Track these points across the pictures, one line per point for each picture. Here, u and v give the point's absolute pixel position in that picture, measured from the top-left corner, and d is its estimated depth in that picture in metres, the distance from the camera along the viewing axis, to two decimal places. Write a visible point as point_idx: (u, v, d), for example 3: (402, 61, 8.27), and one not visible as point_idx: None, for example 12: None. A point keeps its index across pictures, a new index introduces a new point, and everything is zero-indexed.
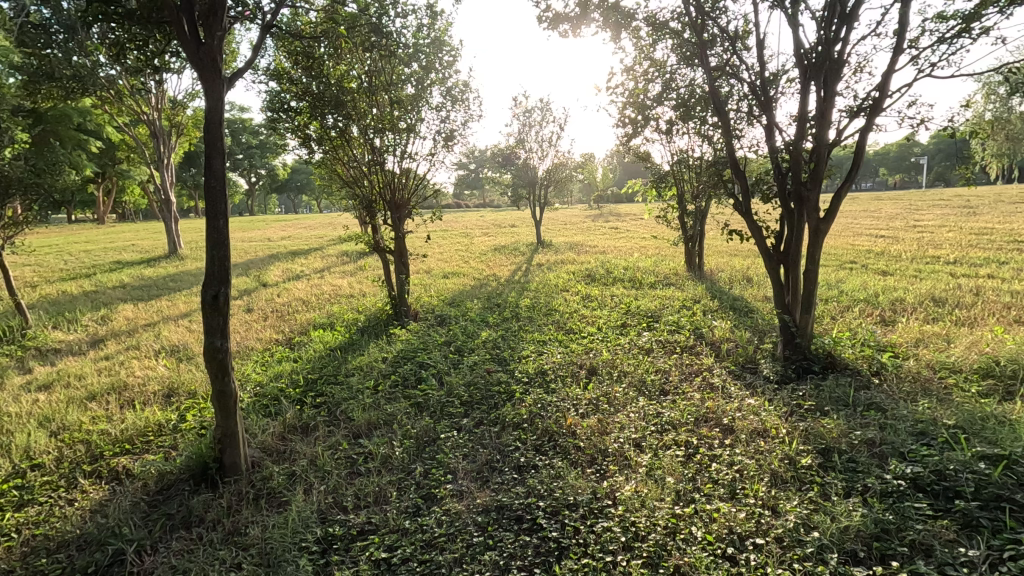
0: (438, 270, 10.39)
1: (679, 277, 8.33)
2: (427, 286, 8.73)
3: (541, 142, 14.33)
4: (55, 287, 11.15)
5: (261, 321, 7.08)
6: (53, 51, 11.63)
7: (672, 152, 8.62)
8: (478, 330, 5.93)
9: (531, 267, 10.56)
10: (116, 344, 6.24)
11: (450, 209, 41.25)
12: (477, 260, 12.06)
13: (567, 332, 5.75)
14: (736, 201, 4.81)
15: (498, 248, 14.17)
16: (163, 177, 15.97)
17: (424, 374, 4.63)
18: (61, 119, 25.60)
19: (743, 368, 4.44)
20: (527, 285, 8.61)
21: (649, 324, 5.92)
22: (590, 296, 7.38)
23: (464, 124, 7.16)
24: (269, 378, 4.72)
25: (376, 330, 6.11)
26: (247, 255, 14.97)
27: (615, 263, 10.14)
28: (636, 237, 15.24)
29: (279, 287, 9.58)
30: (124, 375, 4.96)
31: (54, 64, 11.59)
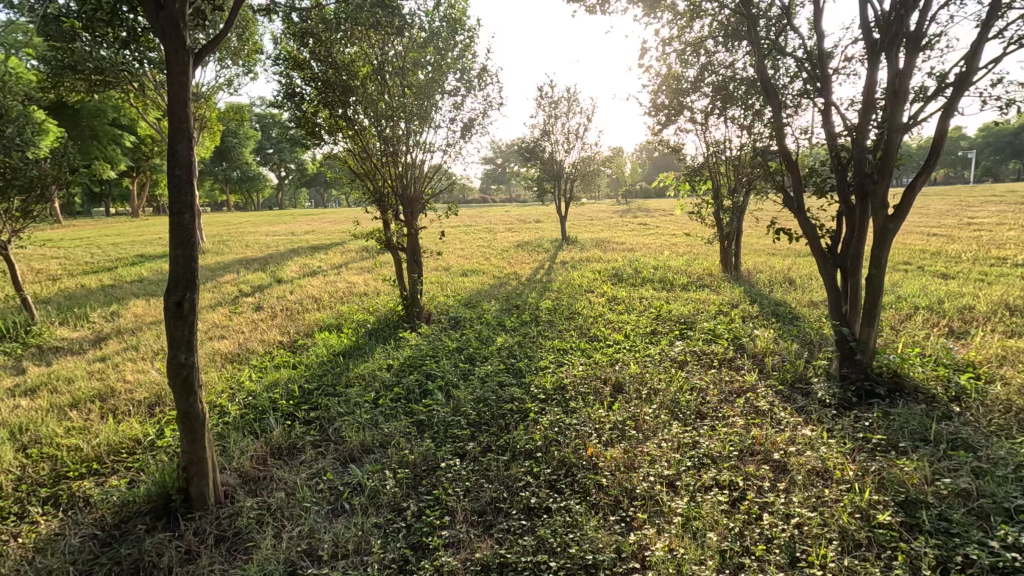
0: (457, 267, 9.95)
1: (713, 278, 7.72)
2: (444, 284, 8.30)
3: (568, 134, 13.76)
4: (75, 280, 11.10)
5: (268, 321, 6.75)
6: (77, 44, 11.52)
7: (708, 142, 7.98)
8: (493, 335, 5.46)
9: (555, 265, 10.05)
10: (117, 343, 5.98)
11: (475, 204, 40.91)
12: (499, 257, 11.59)
13: (590, 339, 5.23)
14: (786, 196, 4.21)
15: (522, 245, 13.67)
16: (186, 169, 15.96)
17: (431, 386, 4.18)
18: (97, 113, 26.12)
19: (792, 389, 3.86)
20: (550, 285, 8.10)
21: (682, 332, 5.35)
22: (617, 299, 6.83)
23: (482, 112, 6.68)
24: (264, 387, 4.34)
25: (385, 333, 5.69)
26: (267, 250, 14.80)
27: (644, 261, 9.55)
28: (666, 233, 14.55)
29: (293, 284, 9.28)
30: (114, 379, 4.65)
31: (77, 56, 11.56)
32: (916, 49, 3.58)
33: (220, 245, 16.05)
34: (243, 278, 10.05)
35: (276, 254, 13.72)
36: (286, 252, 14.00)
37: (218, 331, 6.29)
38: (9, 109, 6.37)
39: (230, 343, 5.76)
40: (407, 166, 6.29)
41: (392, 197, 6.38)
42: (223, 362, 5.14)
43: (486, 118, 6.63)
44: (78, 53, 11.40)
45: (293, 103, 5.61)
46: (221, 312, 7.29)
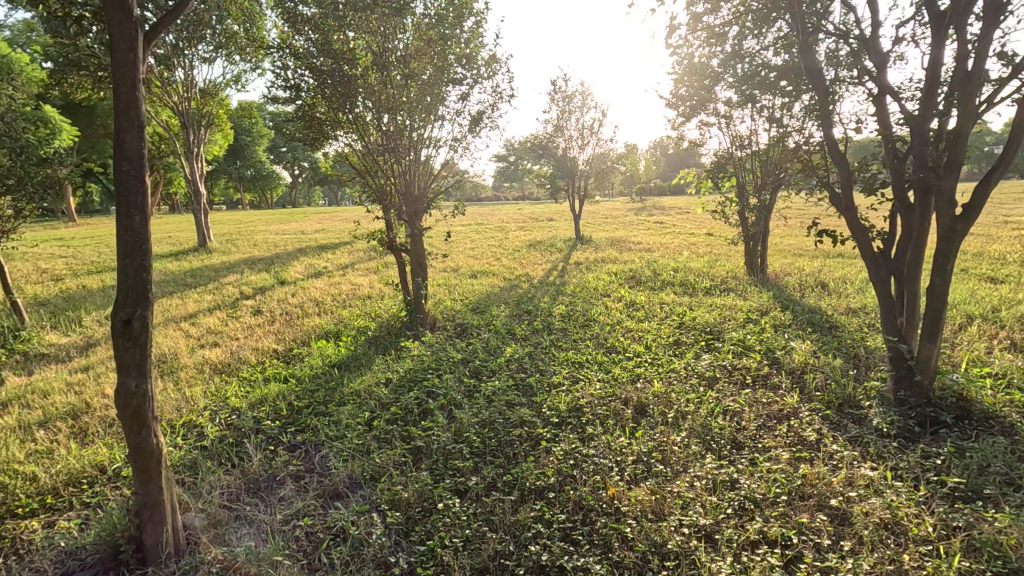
0: (467, 269, 9.54)
1: (738, 282, 7.22)
2: (452, 287, 7.90)
3: (582, 130, 13.27)
4: (77, 280, 10.87)
5: (265, 326, 6.39)
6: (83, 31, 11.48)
7: (733, 136, 7.46)
8: (502, 345, 5.03)
9: (569, 266, 9.59)
10: (105, 350, 5.66)
11: (487, 202, 40.52)
12: (510, 257, 11.15)
13: (607, 352, 4.79)
14: (832, 193, 3.72)
15: (533, 244, 13.22)
16: (194, 167, 15.75)
17: (431, 406, 3.77)
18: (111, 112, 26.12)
19: (841, 414, 3.39)
20: (563, 288, 7.66)
21: (708, 343, 4.88)
22: (636, 305, 6.37)
23: (492, 105, 6.23)
24: (249, 404, 3.96)
25: (386, 343, 5.29)
26: (275, 249, 14.50)
27: (663, 263, 9.06)
28: (684, 233, 14.00)
29: (296, 286, 8.92)
30: (92, 393, 4.30)
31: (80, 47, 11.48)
32: (992, 21, 3.07)
33: (228, 244, 15.83)
34: (246, 279, 9.75)
35: (283, 254, 13.41)
36: (293, 252, 13.70)
37: (211, 338, 5.95)
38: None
39: (222, 351, 5.40)
40: (411, 164, 5.87)
41: (395, 196, 5.97)
42: (212, 373, 4.78)
43: (496, 111, 6.18)
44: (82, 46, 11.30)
45: (289, 95, 5.23)
46: (218, 317, 6.96)
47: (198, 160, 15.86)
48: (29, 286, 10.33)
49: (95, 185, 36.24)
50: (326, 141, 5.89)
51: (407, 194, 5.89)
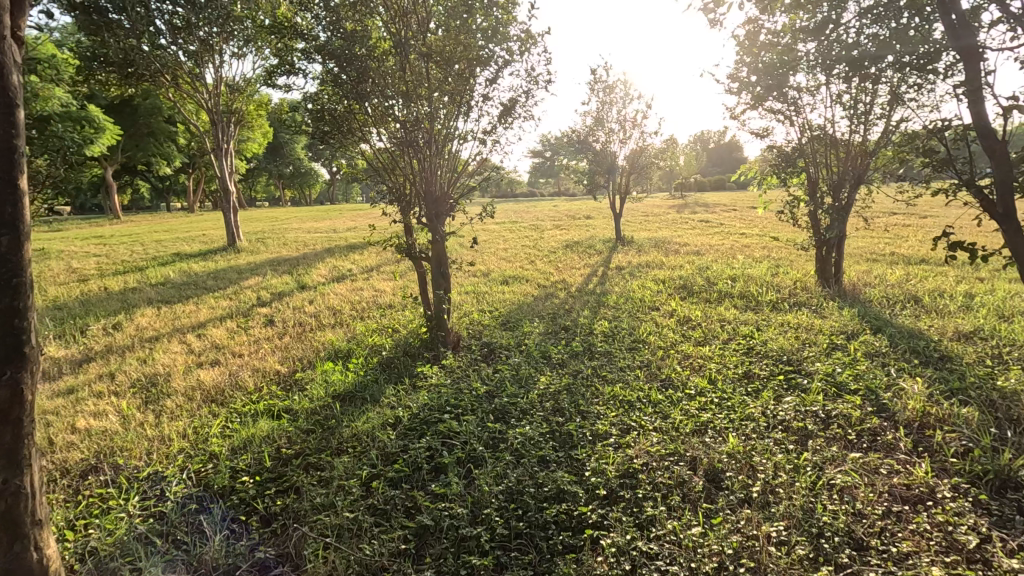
0: (498, 274, 8.78)
1: (809, 294, 6.24)
2: (481, 296, 7.17)
3: (623, 123, 12.29)
4: (102, 281, 10.64)
5: (274, 340, 5.79)
6: (119, 17, 11.54)
7: (805, 125, 6.44)
8: (534, 375, 4.25)
9: (610, 272, 8.73)
10: (98, 367, 5.15)
11: (522, 199, 39.75)
12: (544, 260, 10.34)
13: (663, 387, 3.94)
14: (982, 197, 2.79)
15: (570, 245, 12.35)
16: (224, 165, 15.51)
17: (446, 461, 3.02)
18: (154, 112, 26.52)
19: (998, 500, 2.49)
20: (605, 299, 6.82)
21: (788, 378, 3.97)
22: (691, 322, 5.49)
23: (529, 90, 5.37)
24: (231, 451, 3.30)
25: (401, 368, 4.58)
26: (303, 249, 14.13)
27: (717, 269, 8.10)
28: (735, 234, 12.88)
29: (316, 291, 8.36)
30: (62, 426, 3.75)
31: (113, 33, 11.53)
32: None
33: (258, 243, 15.55)
34: (268, 282, 9.26)
35: (309, 254, 12.97)
36: (320, 252, 13.26)
37: (215, 354, 5.39)
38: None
39: (220, 372, 4.81)
40: (434, 161, 5.11)
41: (415, 197, 5.25)
42: (201, 402, 4.18)
43: (530, 98, 5.35)
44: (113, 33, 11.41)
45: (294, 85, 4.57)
46: (228, 327, 6.41)
47: (227, 157, 15.58)
48: (54, 287, 10.14)
49: (141, 183, 37.18)
50: (338, 137, 5.22)
51: (428, 194, 5.13)
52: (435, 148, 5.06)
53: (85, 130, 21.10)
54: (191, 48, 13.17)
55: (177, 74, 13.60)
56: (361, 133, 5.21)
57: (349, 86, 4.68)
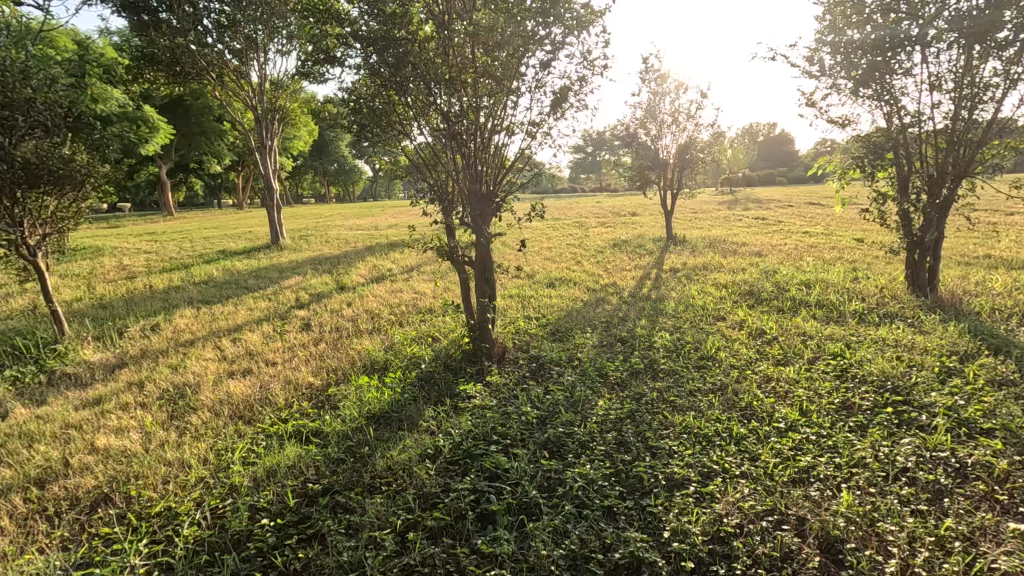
0: (544, 275, 8.28)
1: (901, 304, 5.48)
2: (527, 301, 6.69)
3: (675, 114, 11.53)
4: (147, 279, 10.70)
5: (309, 347, 5.48)
6: (168, 16, 11.79)
7: (897, 112, 5.67)
8: (591, 399, 3.74)
9: (665, 274, 8.10)
10: (130, 373, 4.95)
11: (565, 196, 39.05)
12: (592, 261, 9.78)
13: (744, 418, 3.36)
14: None
15: (617, 244, 11.73)
16: (268, 163, 15.55)
17: (493, 510, 2.56)
18: (205, 112, 27.20)
19: None
20: (663, 305, 6.23)
21: (898, 411, 3.33)
22: (766, 336, 4.86)
23: (583, 77, 4.79)
24: (252, 485, 2.93)
25: (443, 384, 4.16)
26: (344, 247, 13.98)
27: (785, 272, 7.36)
28: (800, 232, 11.93)
29: (355, 292, 8.07)
30: (80, 444, 3.49)
31: (165, 30, 11.78)
32: None
33: (301, 240, 15.57)
34: (307, 282, 9.06)
35: (350, 253, 12.80)
36: (361, 250, 13.08)
37: (248, 362, 5.11)
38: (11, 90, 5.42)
39: (250, 383, 4.51)
40: (480, 157, 4.63)
41: (459, 195, 4.80)
42: (228, 419, 3.86)
43: (584, 87, 4.80)
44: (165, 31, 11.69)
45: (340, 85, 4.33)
46: (264, 331, 6.16)
47: (271, 156, 15.63)
48: (102, 284, 10.24)
49: (194, 181, 38.42)
50: (376, 133, 4.85)
51: (471, 191, 4.64)
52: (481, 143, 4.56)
53: (140, 129, 21.73)
54: (236, 46, 13.15)
55: (224, 73, 13.66)
56: (401, 129, 4.87)
57: (389, 76, 4.27)
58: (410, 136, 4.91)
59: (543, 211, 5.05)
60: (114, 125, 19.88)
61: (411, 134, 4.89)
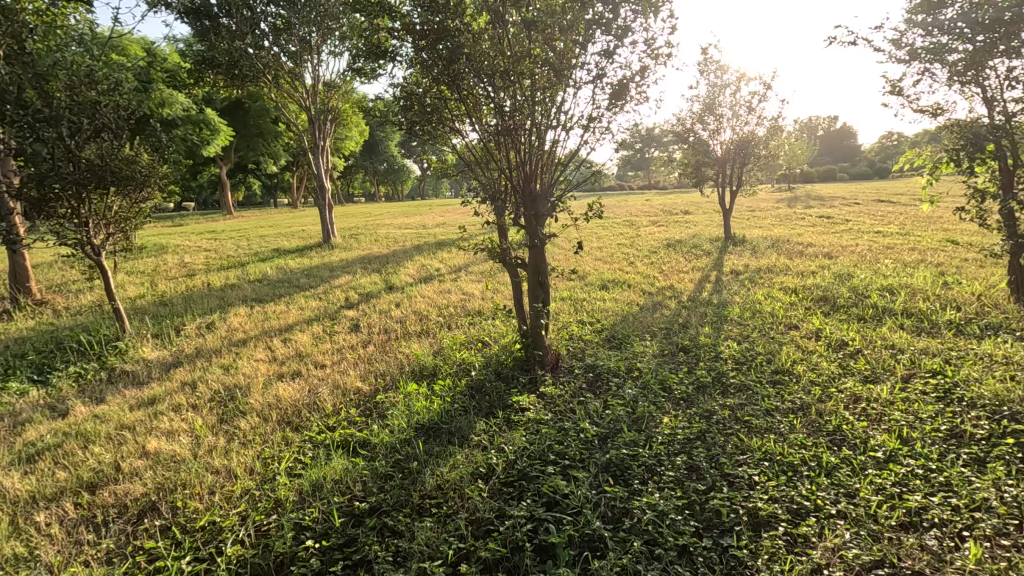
0: (596, 277, 7.97)
1: (1005, 314, 4.88)
2: (579, 305, 6.40)
3: (735, 107, 10.91)
4: (205, 276, 11.02)
5: (357, 349, 5.38)
6: (228, 21, 12.15)
7: (1002, 100, 5.07)
8: (655, 416, 3.43)
9: (726, 277, 7.63)
10: (185, 373, 4.99)
11: (613, 193, 38.32)
12: (645, 262, 9.37)
13: (834, 445, 2.99)
14: None
15: (671, 244, 11.25)
16: (320, 163, 15.83)
17: (554, 543, 2.32)
18: (262, 113, 28.12)
19: None
20: (726, 311, 5.82)
21: (1019, 443, 2.88)
22: (847, 348, 4.40)
23: (645, 69, 4.46)
24: (298, 500, 2.80)
25: (494, 394, 3.95)
26: (392, 246, 14.05)
27: (862, 275, 6.77)
28: (872, 232, 11.10)
29: (403, 292, 8.00)
30: (133, 447, 3.47)
31: (224, 35, 12.15)
32: None
33: (351, 239, 15.78)
34: (357, 281, 9.08)
35: (399, 252, 12.83)
36: (409, 249, 13.10)
37: (297, 363, 5.05)
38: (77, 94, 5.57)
39: (299, 386, 4.43)
40: (535, 154, 4.37)
41: (512, 195, 4.56)
42: (276, 424, 3.78)
43: (647, 78, 4.47)
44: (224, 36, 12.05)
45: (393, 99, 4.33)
46: (314, 331, 6.13)
47: (323, 156, 15.91)
48: (164, 282, 10.60)
49: (252, 181, 39.91)
50: (428, 129, 4.69)
51: (525, 190, 4.40)
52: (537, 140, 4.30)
53: (202, 132, 22.65)
54: (291, 48, 13.40)
55: (279, 75, 13.96)
56: (454, 124, 4.68)
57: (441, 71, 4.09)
58: (463, 132, 4.71)
59: (600, 211, 4.74)
60: (179, 128, 20.78)
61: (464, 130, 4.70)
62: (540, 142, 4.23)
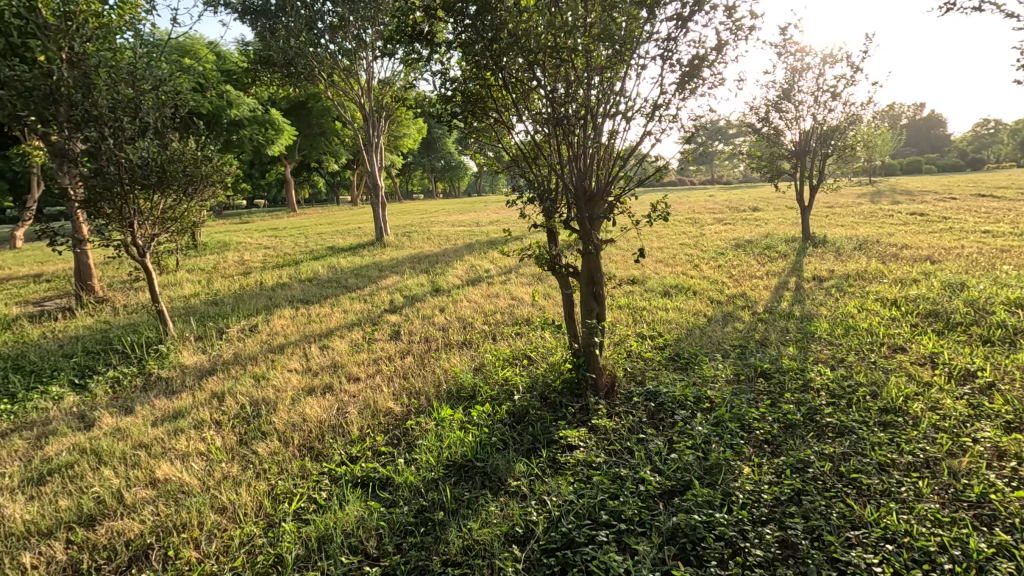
0: (657, 282, 7.27)
1: None
2: (639, 315, 5.77)
3: (816, 93, 9.80)
4: (259, 274, 11.10)
5: (395, 361, 5.00)
6: (286, 20, 12.31)
7: None
8: (733, 465, 2.80)
9: (807, 284, 6.75)
10: (216, 381, 4.76)
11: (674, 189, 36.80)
12: (712, 265, 8.56)
13: (978, 524, 2.28)
14: None
15: (740, 245, 10.32)
16: (374, 160, 15.77)
17: None
18: (324, 113, 28.74)
19: None
20: (811, 326, 5.03)
21: None
22: (975, 381, 3.57)
23: (721, 46, 3.77)
24: (304, 556, 2.40)
25: (539, 425, 3.43)
26: (444, 244, 13.77)
27: (979, 285, 5.74)
28: (979, 232, 9.73)
29: (449, 295, 7.60)
30: (143, 472, 3.19)
31: (282, 33, 12.29)
32: None
33: (403, 237, 15.66)
34: (403, 283, 8.78)
35: (449, 251, 12.52)
36: (460, 248, 12.77)
37: (330, 375, 4.72)
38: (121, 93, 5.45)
39: (326, 403, 4.07)
40: (592, 146, 3.76)
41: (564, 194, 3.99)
42: (295, 450, 3.42)
43: (724, 55, 3.77)
44: (281, 34, 12.23)
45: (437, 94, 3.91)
46: (353, 337, 5.81)
47: (377, 153, 15.86)
48: (221, 280, 10.74)
49: (316, 178, 41.12)
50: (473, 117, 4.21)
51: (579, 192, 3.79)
52: (596, 127, 3.62)
53: (267, 132, 23.35)
54: (347, 46, 13.31)
55: (335, 72, 13.97)
56: (501, 113, 4.20)
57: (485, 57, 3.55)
58: (513, 123, 4.21)
59: (665, 214, 4.10)
60: (245, 129, 21.43)
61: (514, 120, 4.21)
62: (601, 132, 3.58)
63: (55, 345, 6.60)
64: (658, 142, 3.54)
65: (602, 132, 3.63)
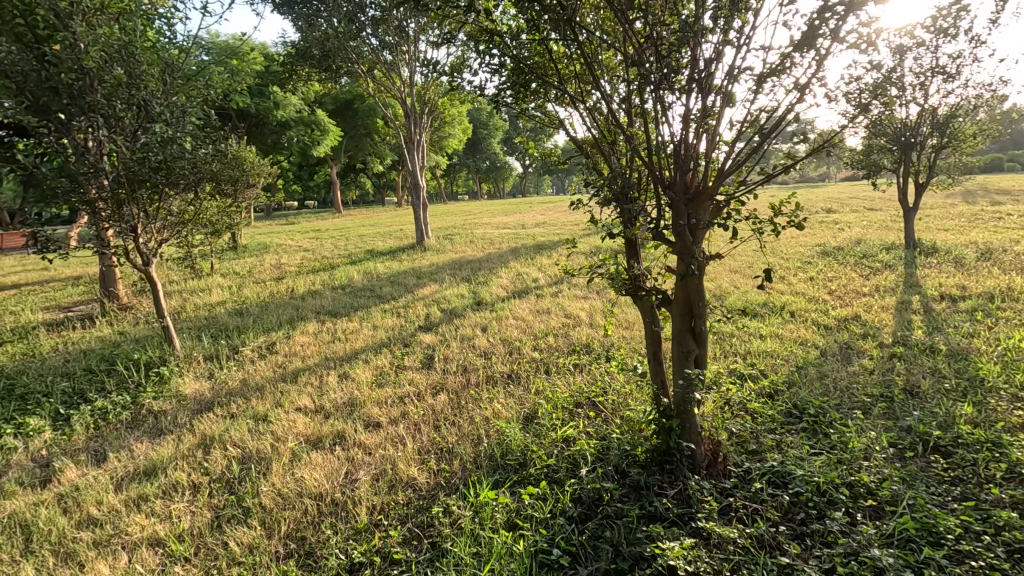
0: (740, 300, 6.08)
1: None
2: (727, 346, 4.62)
3: (921, 74, 8.07)
4: (293, 280, 10.45)
5: (425, 399, 4.06)
6: (325, 12, 11.73)
7: None
8: None
9: (935, 305, 5.41)
10: (210, 421, 3.91)
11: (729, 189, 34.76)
12: (801, 277, 7.26)
13: None
14: None
15: (828, 252, 8.91)
16: (415, 159, 14.98)
17: None
18: (369, 113, 28.42)
19: None
20: (972, 369, 3.76)
21: None
22: None
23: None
24: None
25: (619, 528, 2.39)
26: (488, 248, 12.85)
27: None
28: None
29: (492, 310, 6.62)
30: (74, 573, 2.34)
31: (320, 26, 11.70)
32: None
33: (444, 240, 14.85)
34: (442, 292, 7.89)
35: (493, 255, 11.59)
36: (506, 253, 11.81)
37: (345, 418, 3.81)
38: (117, 79, 4.62)
39: (333, 465, 3.16)
40: (697, 127, 2.61)
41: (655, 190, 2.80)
42: (281, 545, 2.50)
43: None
44: (318, 27, 11.72)
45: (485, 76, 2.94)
46: (379, 362, 4.91)
47: (418, 152, 15.05)
48: (253, 285, 10.15)
49: (362, 179, 41.10)
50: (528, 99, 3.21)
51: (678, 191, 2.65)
52: (709, 94, 2.43)
53: (313, 132, 23.11)
54: (388, 39, 12.55)
55: (375, 66, 13.29)
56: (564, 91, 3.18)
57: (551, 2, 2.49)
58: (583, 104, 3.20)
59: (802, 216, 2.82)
60: (290, 129, 21.27)
61: (584, 100, 3.19)
62: (716, 104, 2.42)
63: (59, 360, 5.97)
64: (801, 119, 2.36)
65: (716, 103, 2.47)
